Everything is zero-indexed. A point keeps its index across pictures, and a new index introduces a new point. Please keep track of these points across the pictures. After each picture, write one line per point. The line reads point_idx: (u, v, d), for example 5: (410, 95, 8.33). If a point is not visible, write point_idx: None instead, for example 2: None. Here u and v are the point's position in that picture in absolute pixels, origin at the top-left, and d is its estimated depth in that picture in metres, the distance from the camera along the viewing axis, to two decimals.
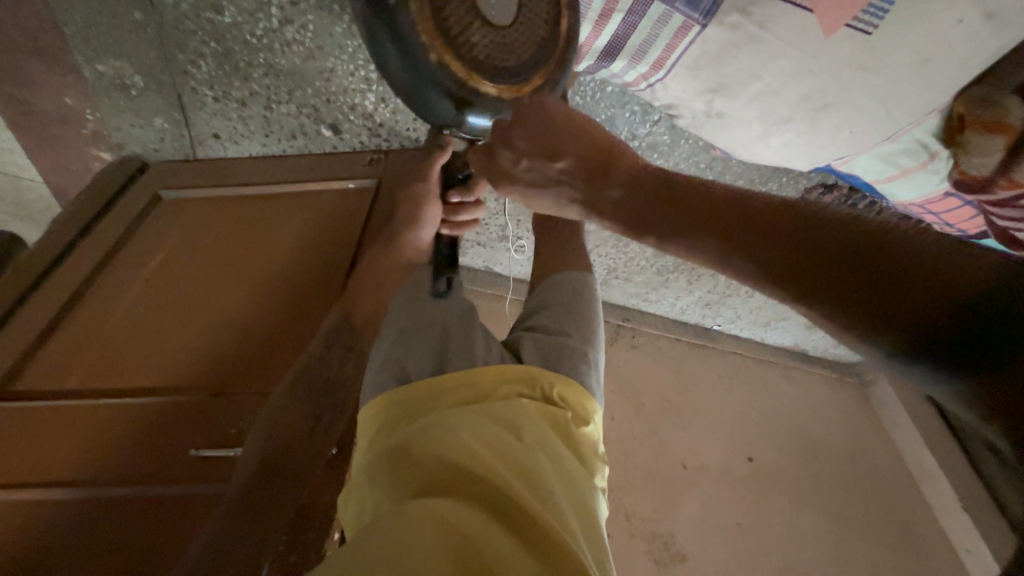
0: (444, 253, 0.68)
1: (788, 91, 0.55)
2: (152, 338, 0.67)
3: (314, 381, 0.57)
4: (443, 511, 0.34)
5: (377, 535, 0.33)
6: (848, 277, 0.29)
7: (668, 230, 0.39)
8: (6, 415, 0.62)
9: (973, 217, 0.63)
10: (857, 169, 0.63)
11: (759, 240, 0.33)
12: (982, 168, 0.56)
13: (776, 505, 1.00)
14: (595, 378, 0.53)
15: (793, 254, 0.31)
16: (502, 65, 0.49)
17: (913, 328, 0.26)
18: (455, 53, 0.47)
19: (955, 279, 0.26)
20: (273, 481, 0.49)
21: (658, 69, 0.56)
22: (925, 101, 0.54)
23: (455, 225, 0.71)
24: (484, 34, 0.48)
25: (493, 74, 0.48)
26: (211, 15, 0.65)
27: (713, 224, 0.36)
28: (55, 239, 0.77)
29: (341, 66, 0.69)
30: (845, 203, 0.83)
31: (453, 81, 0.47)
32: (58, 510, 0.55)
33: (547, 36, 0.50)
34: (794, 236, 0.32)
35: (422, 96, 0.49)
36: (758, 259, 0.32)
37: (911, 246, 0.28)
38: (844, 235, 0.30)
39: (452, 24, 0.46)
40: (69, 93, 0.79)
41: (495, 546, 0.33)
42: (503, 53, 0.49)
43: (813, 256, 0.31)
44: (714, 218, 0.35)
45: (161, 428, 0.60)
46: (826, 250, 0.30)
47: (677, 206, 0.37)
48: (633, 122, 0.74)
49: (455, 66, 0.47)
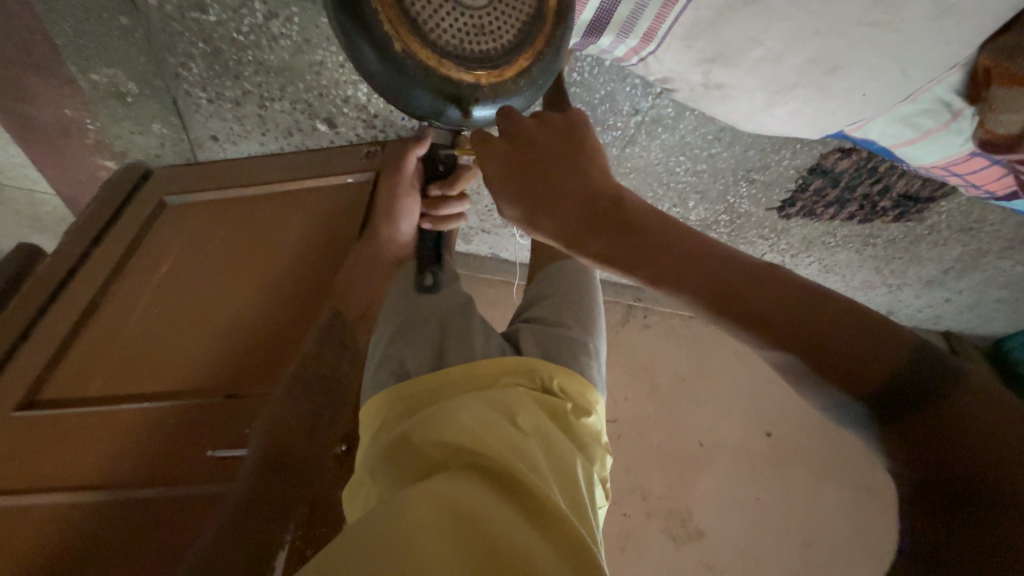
0: (428, 247, 0.66)
1: (793, 56, 0.51)
2: (166, 342, 0.69)
3: (312, 379, 0.58)
4: (447, 494, 0.33)
5: (379, 520, 0.32)
6: (840, 358, 0.29)
7: (678, 275, 0.34)
8: (34, 423, 0.64)
9: (1001, 176, 0.60)
10: (873, 134, 0.61)
11: (758, 297, 0.32)
12: (1010, 126, 0.52)
13: (796, 478, 0.99)
14: (597, 368, 0.52)
15: (791, 304, 0.31)
16: (479, 49, 0.47)
17: (880, 396, 0.28)
18: (426, 41, 0.45)
19: (903, 355, 0.28)
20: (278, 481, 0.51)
21: (649, 42, 0.53)
22: (944, 56, 0.49)
23: (439, 219, 0.67)
24: (456, 17, 0.46)
25: (468, 60, 0.46)
26: (196, 14, 0.63)
27: (713, 273, 0.33)
28: (69, 249, 0.79)
29: (330, 58, 0.67)
30: (865, 167, 0.79)
31: (428, 72, 0.46)
32: (92, 511, 0.58)
33: (527, 13, 0.47)
34: (820, 309, 0.30)
35: (398, 90, 0.47)
36: (773, 325, 0.31)
37: (885, 335, 0.29)
38: (844, 312, 0.30)
39: (419, 11, 0.45)
40: (68, 104, 0.79)
41: (500, 525, 0.32)
42: (478, 36, 0.46)
43: (833, 334, 0.29)
44: (727, 274, 0.33)
45: (179, 431, 0.61)
46: (829, 327, 0.29)
47: (680, 249, 0.35)
48: (635, 95, 0.70)
49: (424, 53, 0.45)
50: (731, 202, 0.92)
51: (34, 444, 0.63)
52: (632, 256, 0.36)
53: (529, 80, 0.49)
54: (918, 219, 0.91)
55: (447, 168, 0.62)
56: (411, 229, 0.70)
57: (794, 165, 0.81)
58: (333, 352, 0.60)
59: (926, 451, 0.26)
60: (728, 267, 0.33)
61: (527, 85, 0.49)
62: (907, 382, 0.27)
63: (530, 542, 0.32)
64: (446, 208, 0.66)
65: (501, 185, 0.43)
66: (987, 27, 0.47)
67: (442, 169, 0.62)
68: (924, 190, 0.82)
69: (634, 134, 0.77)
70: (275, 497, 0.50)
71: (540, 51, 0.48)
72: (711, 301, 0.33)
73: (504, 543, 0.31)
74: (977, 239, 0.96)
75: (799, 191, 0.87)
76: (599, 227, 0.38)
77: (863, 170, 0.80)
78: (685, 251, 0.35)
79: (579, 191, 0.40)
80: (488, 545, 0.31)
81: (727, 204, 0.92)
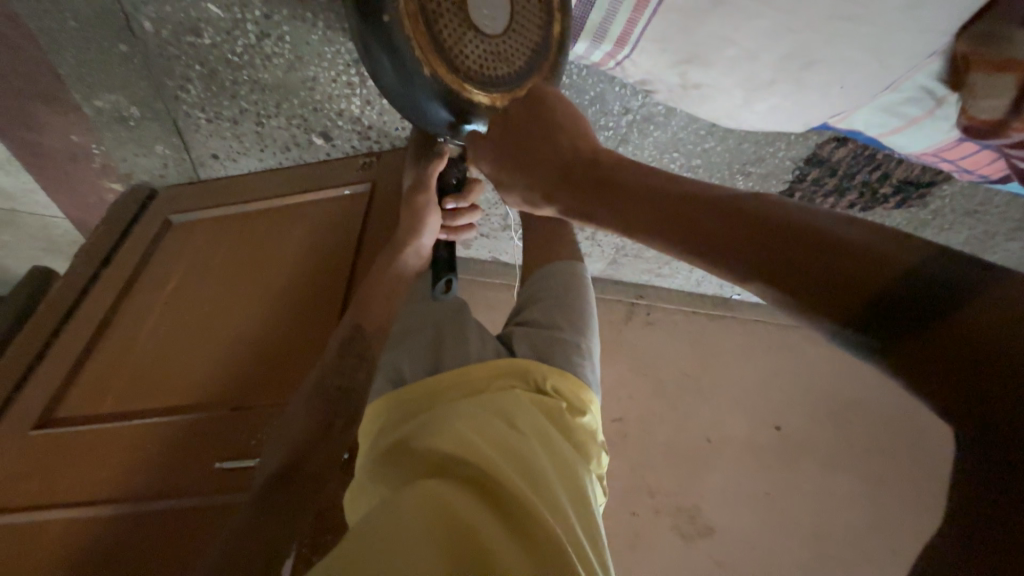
0: (443, 256, 0.70)
1: (765, 54, 0.52)
2: (174, 358, 0.71)
3: (331, 390, 0.58)
4: (440, 496, 0.34)
5: (376, 521, 0.33)
6: (835, 290, 0.27)
7: (692, 235, 0.32)
8: (50, 441, 0.66)
9: (994, 160, 0.60)
10: (858, 124, 0.60)
11: (754, 245, 0.30)
12: (994, 111, 0.53)
13: (807, 470, 0.98)
14: (590, 369, 0.53)
15: (801, 256, 0.28)
16: (495, 74, 0.51)
17: (872, 318, 0.26)
18: (449, 64, 0.48)
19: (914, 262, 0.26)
20: (291, 482, 0.51)
21: (622, 46, 0.53)
22: (921, 47, 0.50)
23: (456, 230, 0.72)
24: (478, 44, 0.49)
25: (487, 85, 0.50)
26: (191, 38, 0.65)
27: (742, 225, 0.31)
28: (79, 272, 0.81)
29: (323, 73, 0.69)
30: (861, 156, 0.80)
31: (450, 92, 0.49)
32: (107, 524, 0.60)
33: (537, 43, 0.52)
34: (817, 258, 0.28)
35: (419, 109, 0.49)
36: (787, 280, 0.28)
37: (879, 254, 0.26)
38: (835, 240, 0.28)
39: (446, 35, 0.48)
40: (74, 131, 0.82)
41: (490, 530, 0.33)
42: (496, 63, 0.51)
43: (842, 265, 0.27)
44: (734, 227, 0.31)
45: (188, 444, 0.63)
46: (840, 272, 0.27)
47: (684, 201, 0.34)
48: (625, 96, 0.71)
49: (448, 76, 0.48)
50: None
51: (48, 461, 0.65)
52: (659, 233, 0.34)
53: None
54: (920, 204, 0.91)
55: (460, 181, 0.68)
56: (428, 243, 0.70)
57: (789, 157, 0.81)
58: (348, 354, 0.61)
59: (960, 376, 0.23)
60: (733, 216, 0.31)
61: None
62: (906, 305, 0.25)
63: (515, 549, 0.32)
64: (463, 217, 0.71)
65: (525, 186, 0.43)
66: (956, 17, 0.49)
67: (454, 182, 0.69)
68: (924, 175, 0.83)
69: (626, 134, 0.77)
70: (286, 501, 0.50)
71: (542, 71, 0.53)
72: (715, 253, 0.31)
73: (493, 548, 0.32)
74: (982, 223, 0.96)
75: (797, 181, 0.87)
76: (585, 181, 0.39)
77: (860, 157, 0.80)
78: (687, 207, 0.33)
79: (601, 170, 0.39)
80: (476, 545, 0.32)
81: None
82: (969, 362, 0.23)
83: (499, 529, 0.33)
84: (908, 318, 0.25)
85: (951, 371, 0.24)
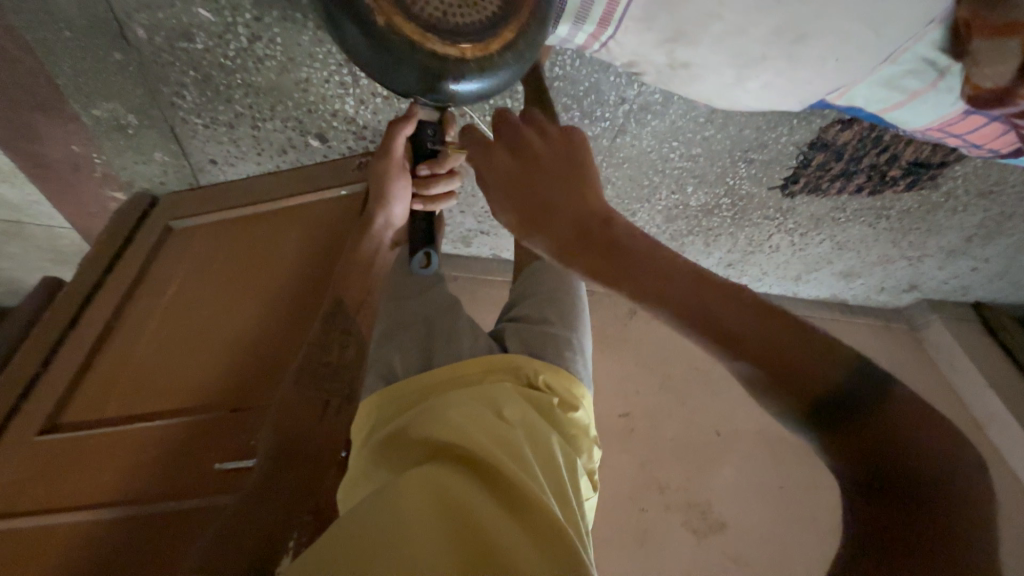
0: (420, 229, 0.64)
1: (755, 28, 0.51)
2: (176, 363, 0.71)
3: (318, 368, 0.60)
4: (434, 484, 0.33)
5: (369, 511, 0.32)
6: (792, 374, 0.28)
7: (640, 283, 0.33)
8: (56, 447, 0.67)
9: (1002, 132, 0.58)
10: (858, 101, 0.59)
11: (713, 305, 0.30)
12: (998, 78, 0.50)
13: (821, 462, 0.96)
14: (582, 363, 0.53)
15: (760, 326, 0.29)
16: (463, 22, 0.47)
17: (825, 408, 0.27)
18: (412, 18, 0.46)
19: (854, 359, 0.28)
20: (290, 468, 0.52)
21: (606, 27, 0.52)
22: (916, 15, 0.49)
23: (431, 199, 0.65)
24: None
25: (454, 33, 0.47)
26: (184, 44, 0.66)
27: (706, 295, 0.31)
28: (82, 280, 0.82)
29: (315, 74, 0.69)
30: (869, 137, 0.78)
31: (413, 48, 0.46)
32: (113, 526, 0.61)
33: None
34: (779, 337, 0.29)
35: (388, 71, 0.48)
36: (747, 346, 0.29)
37: (842, 363, 0.28)
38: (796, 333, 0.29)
39: None
40: (74, 141, 0.83)
41: (484, 516, 0.32)
42: (461, 8, 0.47)
43: (803, 351, 0.28)
44: (688, 282, 0.32)
45: (190, 446, 0.64)
46: (808, 360, 0.28)
47: (634, 248, 0.34)
48: (620, 85, 0.69)
49: (410, 28, 0.46)
50: (731, 184, 0.88)
51: (53, 465, 0.66)
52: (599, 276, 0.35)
53: (516, 52, 0.49)
54: (932, 186, 0.88)
55: (437, 146, 0.60)
56: (401, 211, 0.70)
57: (793, 142, 0.79)
58: (333, 338, 0.63)
59: (877, 462, 0.26)
60: (687, 275, 0.32)
61: (515, 58, 0.49)
62: (847, 404, 0.27)
63: (510, 534, 0.31)
64: (437, 184, 0.64)
65: (506, 206, 0.41)
66: None
67: (430, 148, 0.60)
68: (934, 156, 0.81)
69: (623, 124, 0.76)
70: (287, 486, 0.50)
71: (524, 23, 0.49)
72: (666, 303, 0.32)
73: (488, 536, 0.31)
74: (998, 203, 0.93)
75: (801, 166, 0.84)
76: (540, 203, 0.39)
77: (867, 139, 0.78)
78: (634, 255, 0.34)
79: (622, 237, 0.35)
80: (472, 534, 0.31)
81: (727, 186, 0.89)
82: (883, 457, 0.26)
83: (492, 515, 0.32)
84: (842, 411, 0.27)
85: (871, 465, 0.27)
